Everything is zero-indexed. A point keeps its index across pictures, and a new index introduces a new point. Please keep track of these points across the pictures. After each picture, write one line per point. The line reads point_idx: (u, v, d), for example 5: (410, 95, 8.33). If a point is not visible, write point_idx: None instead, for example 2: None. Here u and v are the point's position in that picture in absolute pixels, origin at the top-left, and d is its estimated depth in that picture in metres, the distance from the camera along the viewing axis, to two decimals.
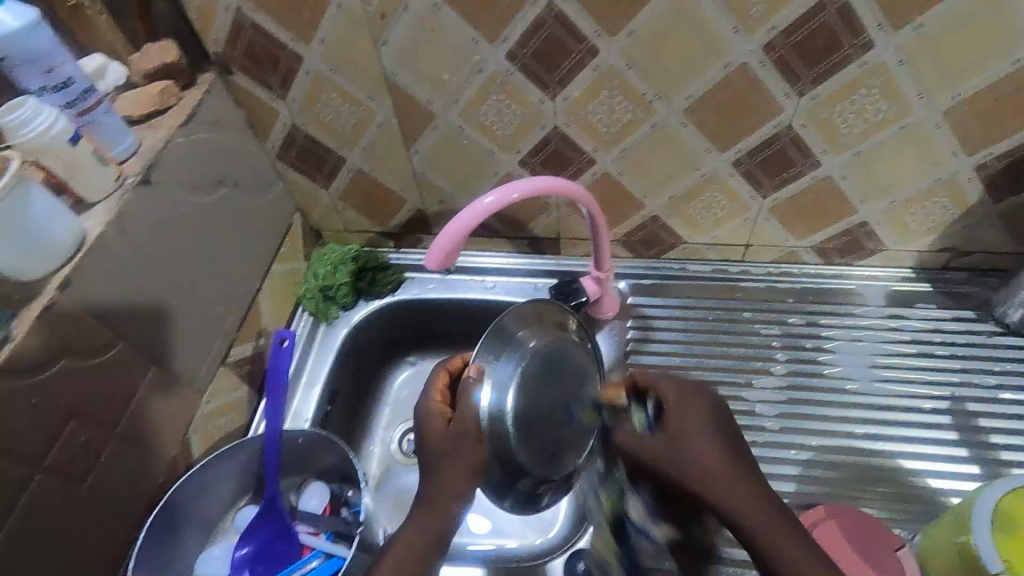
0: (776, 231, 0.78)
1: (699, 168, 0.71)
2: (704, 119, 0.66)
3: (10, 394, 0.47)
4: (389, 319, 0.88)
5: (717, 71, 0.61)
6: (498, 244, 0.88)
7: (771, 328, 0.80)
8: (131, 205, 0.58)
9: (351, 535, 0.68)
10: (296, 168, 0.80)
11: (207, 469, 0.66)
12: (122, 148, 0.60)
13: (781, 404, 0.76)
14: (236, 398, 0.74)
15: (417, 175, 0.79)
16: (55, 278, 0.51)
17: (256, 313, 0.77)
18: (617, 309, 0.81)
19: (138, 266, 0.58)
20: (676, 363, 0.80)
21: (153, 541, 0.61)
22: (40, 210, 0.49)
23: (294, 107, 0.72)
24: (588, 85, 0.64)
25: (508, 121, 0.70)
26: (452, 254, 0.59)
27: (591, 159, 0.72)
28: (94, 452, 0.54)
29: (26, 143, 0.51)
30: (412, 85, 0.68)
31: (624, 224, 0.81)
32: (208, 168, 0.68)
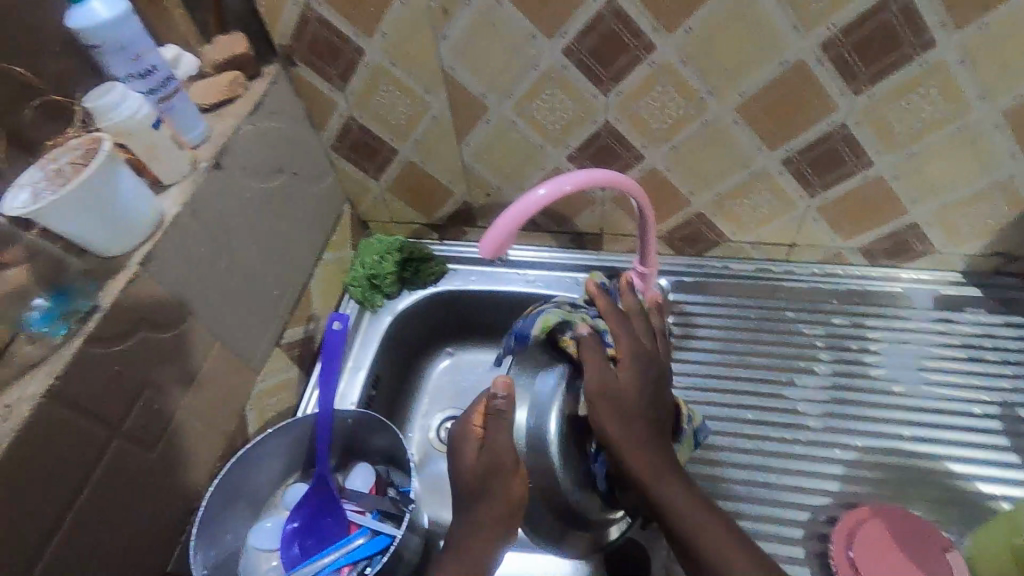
0: (823, 231, 0.78)
1: (748, 166, 0.72)
2: (756, 116, 0.66)
3: (98, 360, 0.50)
4: (432, 309, 0.89)
5: (773, 68, 0.61)
6: (540, 238, 0.89)
7: (815, 329, 0.80)
8: (203, 188, 0.61)
9: (397, 515, 0.69)
10: (349, 159, 0.83)
11: (262, 444, 0.68)
12: (195, 134, 0.62)
13: (825, 403, 0.75)
14: (288, 379, 0.76)
15: (466, 167, 0.81)
16: (138, 254, 0.54)
17: (307, 297, 0.80)
18: (659, 305, 0.82)
19: (208, 246, 0.61)
20: (718, 360, 0.80)
21: (213, 511, 0.63)
22: (126, 189, 0.52)
23: (352, 99, 0.75)
24: (642, 81, 0.65)
25: (559, 116, 0.71)
26: (505, 244, 0.59)
27: (640, 155, 0.73)
28: (165, 420, 0.57)
29: (113, 125, 0.54)
30: (468, 79, 0.70)
31: (669, 221, 0.82)
32: (270, 155, 0.71)
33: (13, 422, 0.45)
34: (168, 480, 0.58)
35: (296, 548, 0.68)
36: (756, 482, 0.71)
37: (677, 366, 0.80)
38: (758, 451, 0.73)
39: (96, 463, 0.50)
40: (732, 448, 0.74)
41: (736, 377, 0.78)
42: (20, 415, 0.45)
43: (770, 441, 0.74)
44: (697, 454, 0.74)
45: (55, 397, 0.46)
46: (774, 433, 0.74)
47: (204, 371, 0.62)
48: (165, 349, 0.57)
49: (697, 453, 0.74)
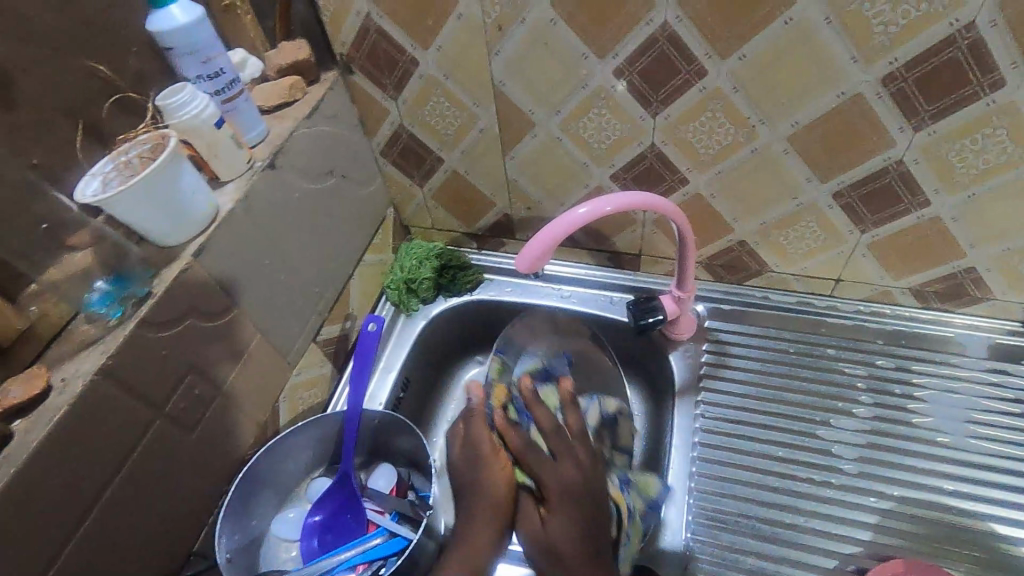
0: (871, 268, 0.75)
1: (796, 197, 0.70)
2: (808, 147, 0.65)
3: (148, 343, 0.52)
4: (465, 316, 0.91)
5: (830, 99, 0.60)
6: (578, 255, 0.89)
7: (857, 369, 0.77)
8: (257, 186, 0.63)
9: (415, 519, 0.70)
10: (396, 165, 0.85)
11: (293, 436, 0.70)
12: (254, 134, 0.66)
13: (862, 448, 0.72)
14: (321, 375, 0.78)
15: (509, 180, 0.82)
16: (193, 244, 0.57)
17: (346, 297, 0.82)
18: (693, 331, 0.81)
19: (257, 241, 0.64)
20: (751, 392, 0.78)
21: (241, 498, 0.65)
22: (187, 184, 0.55)
23: (404, 108, 0.77)
24: (692, 105, 0.65)
25: (606, 136, 0.71)
26: (542, 259, 0.61)
27: (684, 179, 0.73)
28: (204, 405, 0.59)
29: (181, 123, 0.57)
30: (517, 94, 0.71)
31: (710, 246, 0.80)
32: (322, 158, 0.73)
33: (68, 395, 0.47)
34: (202, 463, 0.60)
35: (315, 541, 0.70)
36: (782, 523, 0.69)
37: (707, 395, 0.79)
38: (786, 491, 0.71)
39: (138, 442, 0.52)
40: (759, 486, 0.72)
41: (768, 411, 0.76)
42: (73, 390, 0.48)
43: (800, 482, 0.71)
44: (721, 488, 0.72)
45: (107, 375, 0.49)
46: (806, 474, 0.71)
47: (243, 361, 0.64)
48: (210, 337, 0.59)
49: (720, 487, 0.72)
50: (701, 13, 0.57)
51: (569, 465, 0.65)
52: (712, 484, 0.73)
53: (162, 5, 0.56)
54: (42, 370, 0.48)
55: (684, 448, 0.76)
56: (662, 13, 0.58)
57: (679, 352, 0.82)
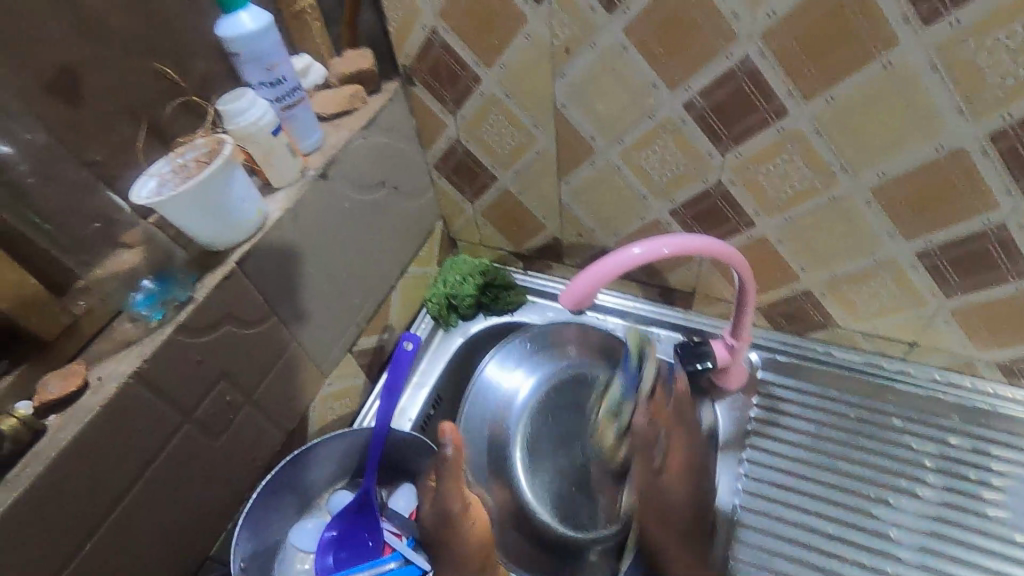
0: (954, 336, 0.68)
1: (875, 252, 0.64)
2: (895, 200, 0.59)
3: (184, 348, 0.53)
4: (503, 338, 0.88)
5: (926, 152, 0.54)
6: (627, 286, 0.85)
7: (925, 445, 0.70)
8: (308, 195, 0.63)
9: (432, 549, 0.68)
10: (449, 179, 0.84)
11: (320, 447, 0.69)
12: (310, 142, 0.65)
13: (925, 535, 0.65)
14: (354, 385, 0.77)
15: (562, 205, 0.79)
16: (237, 251, 0.57)
17: (386, 308, 0.81)
18: (743, 381, 0.76)
19: (302, 250, 0.63)
20: (802, 457, 0.72)
21: (261, 506, 0.65)
22: (237, 190, 0.55)
23: (462, 123, 0.75)
24: (766, 145, 0.60)
25: (669, 169, 0.67)
26: (589, 296, 0.58)
27: (750, 222, 0.68)
28: (233, 411, 0.59)
29: (239, 129, 0.57)
30: (579, 119, 0.68)
31: (771, 293, 0.75)
32: (375, 169, 0.72)
33: (101, 396, 0.48)
34: (226, 468, 0.60)
35: (330, 558, 0.70)
36: None
37: (754, 454, 0.73)
38: (831, 573, 0.65)
39: (164, 445, 0.53)
40: (802, 562, 0.66)
41: (820, 481, 0.70)
42: (107, 391, 0.48)
43: (849, 565, 0.65)
44: (758, 560, 0.67)
45: (140, 378, 0.49)
46: (856, 557, 0.65)
47: (277, 369, 0.64)
48: (246, 344, 0.59)
49: (758, 558, 0.67)
50: (786, 50, 0.52)
51: (681, 491, 0.61)
52: (750, 555, 0.68)
53: (232, 11, 0.57)
54: (79, 367, 0.49)
55: (722, 509, 0.71)
56: (744, 47, 0.54)
57: (725, 403, 0.77)
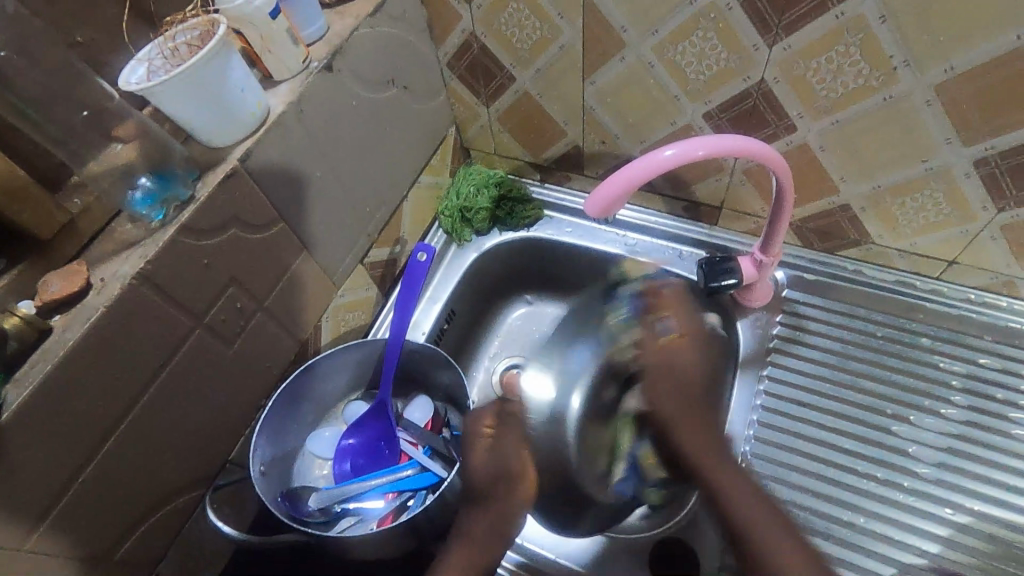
0: (998, 254, 0.64)
1: (927, 160, 0.59)
2: (958, 100, 0.53)
3: (188, 252, 0.50)
4: (519, 253, 0.85)
5: (1005, 41, 0.48)
6: (651, 200, 0.80)
7: (953, 365, 0.68)
8: (312, 89, 0.58)
9: (448, 458, 0.68)
10: (463, 80, 0.78)
11: (333, 358, 0.68)
12: (311, 31, 0.59)
13: (943, 452, 0.65)
14: (367, 297, 0.75)
15: (586, 108, 0.73)
16: (240, 148, 0.53)
17: (398, 219, 0.78)
18: (768, 299, 0.73)
19: (308, 151, 0.59)
20: (824, 375, 0.70)
21: (278, 415, 0.65)
22: (236, 80, 0.50)
23: (478, 14, 0.68)
24: (820, 35, 0.54)
25: (707, 65, 0.61)
26: (616, 203, 0.54)
27: (792, 126, 0.62)
28: (245, 319, 0.58)
29: (233, 9, 0.51)
30: (609, 7, 0.61)
31: (806, 208, 0.70)
32: (384, 65, 0.66)
33: (107, 297, 0.46)
34: (241, 376, 0.59)
35: (348, 464, 0.70)
36: (841, 521, 0.63)
37: (774, 372, 0.72)
38: (846, 485, 0.65)
39: (176, 350, 0.51)
40: (818, 476, 0.66)
41: (840, 399, 0.69)
42: (111, 292, 0.46)
43: (866, 478, 0.65)
44: (773, 473, 0.67)
45: (146, 280, 0.47)
46: (870, 471, 0.65)
47: (287, 278, 0.62)
48: (254, 249, 0.56)
49: (775, 472, 0.67)
50: None
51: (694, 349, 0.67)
52: (767, 468, 0.67)
53: None
54: (81, 267, 0.47)
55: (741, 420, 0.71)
56: None
57: (749, 320, 0.74)
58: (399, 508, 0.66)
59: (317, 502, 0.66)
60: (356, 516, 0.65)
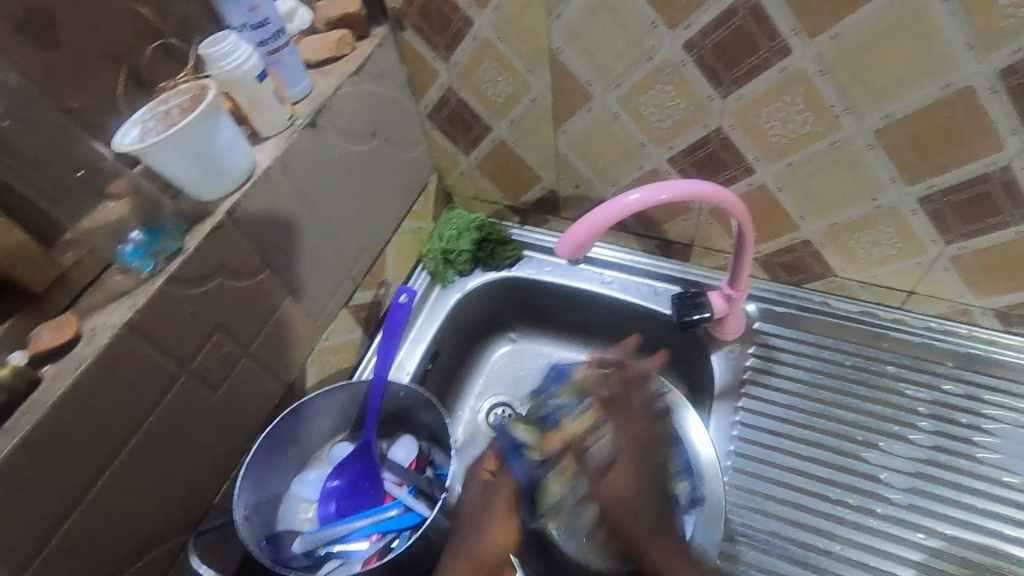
0: (952, 284, 0.67)
1: (876, 199, 0.63)
2: (898, 144, 0.57)
3: (175, 300, 0.52)
4: (500, 293, 0.87)
5: (932, 91, 0.53)
6: (625, 239, 0.84)
7: (919, 391, 0.70)
8: (297, 144, 0.61)
9: (432, 497, 0.69)
10: (443, 130, 0.82)
11: (317, 399, 0.70)
12: (297, 90, 0.63)
13: (914, 477, 0.66)
14: (352, 339, 0.77)
15: (558, 155, 0.77)
16: (227, 201, 0.56)
17: (382, 263, 0.80)
18: (740, 332, 0.75)
19: (293, 202, 0.62)
20: (796, 405, 0.72)
21: (262, 458, 0.65)
22: (224, 139, 0.53)
23: (454, 70, 0.73)
24: (767, 87, 0.58)
25: (668, 114, 0.65)
26: (585, 245, 0.57)
27: (750, 169, 0.66)
28: (231, 363, 0.59)
29: (222, 73, 0.55)
30: (575, 64, 0.65)
31: (771, 243, 0.74)
32: (366, 119, 0.70)
33: (95, 345, 0.48)
34: (225, 420, 0.60)
35: (332, 506, 0.71)
36: (817, 548, 0.65)
37: (749, 403, 0.74)
38: (822, 514, 0.66)
39: (163, 396, 0.53)
40: (794, 505, 0.67)
41: (814, 428, 0.71)
42: (100, 341, 0.48)
43: (841, 505, 0.66)
44: (751, 502, 0.68)
45: (133, 329, 0.49)
46: (844, 498, 0.67)
47: (272, 324, 0.64)
48: (240, 296, 0.59)
49: (752, 501, 0.69)
50: None
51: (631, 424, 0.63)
52: (744, 497, 0.69)
53: None
54: (71, 318, 0.49)
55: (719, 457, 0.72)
56: None
57: (723, 352, 0.77)
58: (383, 549, 0.66)
59: (300, 546, 0.66)
60: (341, 558, 0.66)
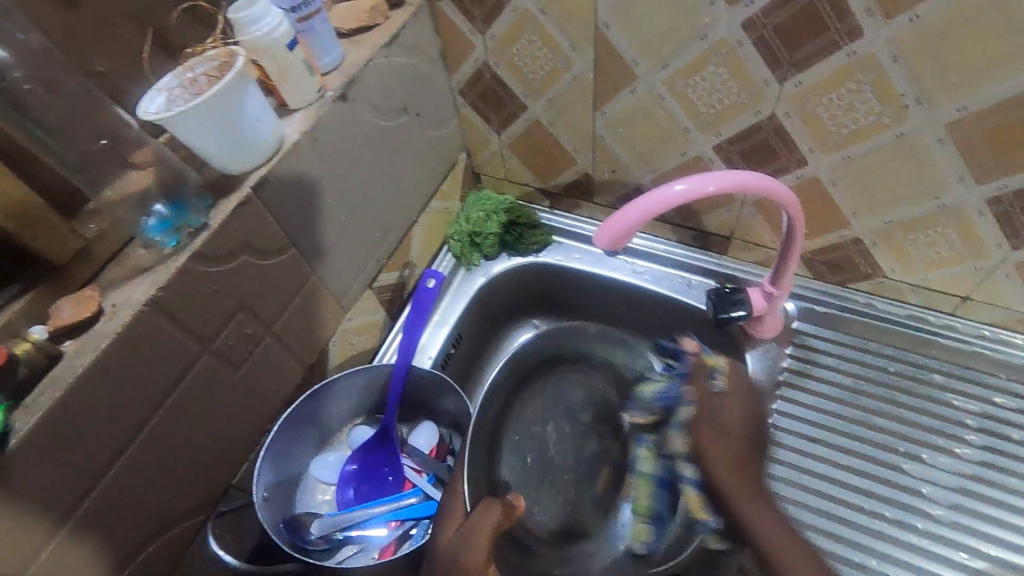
0: (1013, 291, 0.63)
1: (939, 198, 0.59)
2: (970, 140, 0.53)
3: (199, 278, 0.50)
4: (526, 280, 0.85)
5: (1016, 83, 0.48)
6: (661, 229, 0.80)
7: (968, 403, 0.67)
8: (326, 118, 0.58)
9: (452, 485, 0.68)
10: (475, 107, 0.78)
11: (338, 382, 0.68)
12: (328, 61, 0.60)
13: (958, 493, 0.63)
14: (376, 320, 0.76)
15: (596, 137, 0.73)
16: (254, 175, 0.53)
17: (408, 243, 0.78)
18: (777, 331, 0.72)
19: (319, 178, 0.59)
20: (835, 411, 0.69)
21: (282, 440, 0.64)
22: (252, 110, 0.51)
23: (491, 44, 0.69)
24: (832, 72, 0.54)
25: (718, 98, 0.61)
26: (628, 235, 0.53)
27: (803, 160, 0.62)
28: (253, 344, 0.58)
29: (251, 40, 0.52)
30: (622, 41, 0.61)
31: (817, 240, 0.70)
32: (397, 93, 0.67)
33: (116, 322, 0.46)
34: (246, 401, 0.59)
35: (351, 491, 0.70)
36: (850, 562, 0.62)
37: (784, 407, 0.71)
38: (858, 526, 0.63)
39: (185, 375, 0.52)
40: (829, 516, 0.65)
41: (853, 435, 0.68)
42: (121, 318, 0.46)
43: (877, 518, 0.63)
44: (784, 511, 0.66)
45: (155, 306, 0.47)
46: (883, 511, 0.64)
47: (296, 304, 0.62)
48: (265, 274, 0.57)
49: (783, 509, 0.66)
50: None
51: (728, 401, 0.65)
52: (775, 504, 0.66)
53: None
54: (93, 292, 0.48)
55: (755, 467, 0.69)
56: None
57: (758, 351, 0.73)
58: (401, 538, 0.65)
59: (318, 530, 0.65)
60: (358, 545, 0.65)
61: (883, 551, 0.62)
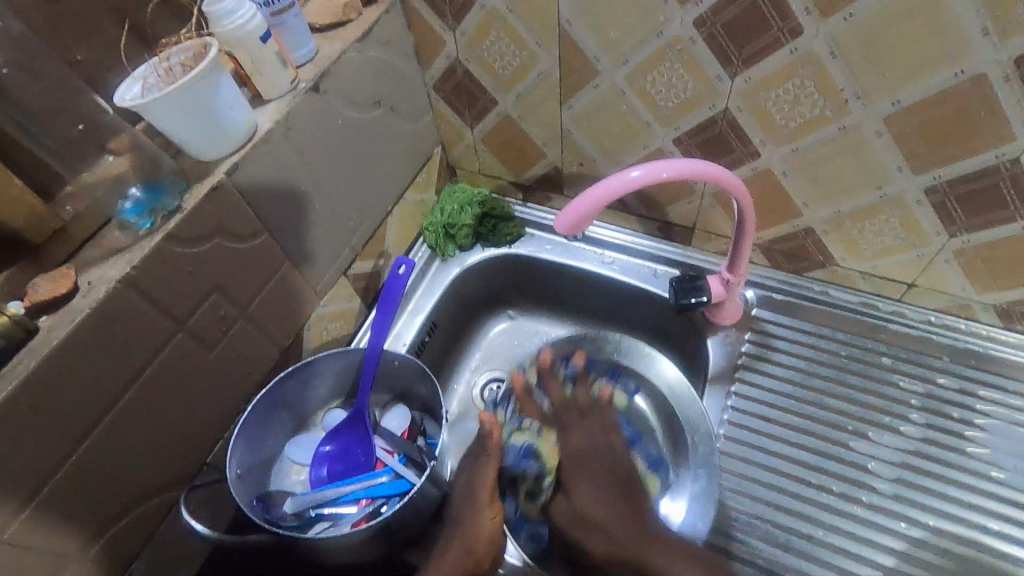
0: (955, 278, 0.67)
1: (881, 188, 0.62)
2: (905, 132, 0.57)
3: (174, 258, 0.53)
4: (499, 270, 0.87)
5: (944, 77, 0.52)
6: (628, 220, 0.83)
7: (913, 384, 0.70)
8: (299, 108, 0.61)
9: (422, 464, 0.70)
10: (448, 101, 0.81)
11: (313, 364, 0.70)
12: (302, 53, 0.63)
13: (900, 468, 0.67)
14: (352, 307, 0.78)
15: (563, 131, 0.76)
16: (228, 162, 0.56)
17: (383, 233, 0.81)
18: (737, 318, 0.76)
19: (292, 166, 0.62)
20: (788, 393, 0.73)
21: (256, 421, 0.66)
22: (226, 99, 0.53)
23: (461, 41, 0.72)
24: (778, 69, 0.57)
25: (675, 93, 0.64)
26: (584, 222, 0.56)
27: (756, 152, 0.66)
28: (227, 325, 0.60)
29: (226, 32, 0.55)
30: (583, 38, 0.64)
31: (774, 230, 0.73)
32: (371, 88, 0.70)
33: (92, 299, 0.48)
34: (220, 380, 0.61)
35: (324, 470, 0.72)
36: (800, 533, 0.65)
37: (741, 388, 0.74)
38: (809, 500, 0.67)
39: (158, 351, 0.54)
40: (781, 490, 0.68)
41: (806, 415, 0.71)
42: (96, 295, 0.49)
43: (825, 492, 0.67)
44: (738, 486, 0.69)
45: (130, 284, 0.50)
46: (831, 485, 0.67)
47: (270, 288, 0.64)
48: (238, 257, 0.59)
49: (739, 485, 0.69)
50: None
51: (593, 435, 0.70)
52: (730, 480, 0.69)
53: None
54: (70, 270, 0.50)
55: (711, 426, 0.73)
56: None
57: (718, 338, 0.77)
58: (371, 513, 0.66)
59: (291, 507, 0.67)
60: (329, 521, 0.66)
61: (830, 522, 0.65)
